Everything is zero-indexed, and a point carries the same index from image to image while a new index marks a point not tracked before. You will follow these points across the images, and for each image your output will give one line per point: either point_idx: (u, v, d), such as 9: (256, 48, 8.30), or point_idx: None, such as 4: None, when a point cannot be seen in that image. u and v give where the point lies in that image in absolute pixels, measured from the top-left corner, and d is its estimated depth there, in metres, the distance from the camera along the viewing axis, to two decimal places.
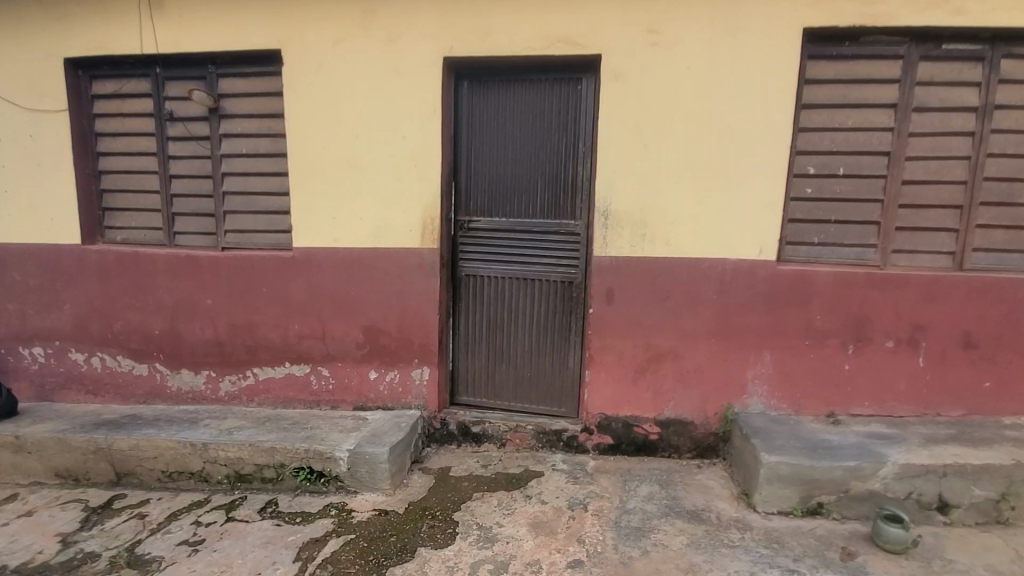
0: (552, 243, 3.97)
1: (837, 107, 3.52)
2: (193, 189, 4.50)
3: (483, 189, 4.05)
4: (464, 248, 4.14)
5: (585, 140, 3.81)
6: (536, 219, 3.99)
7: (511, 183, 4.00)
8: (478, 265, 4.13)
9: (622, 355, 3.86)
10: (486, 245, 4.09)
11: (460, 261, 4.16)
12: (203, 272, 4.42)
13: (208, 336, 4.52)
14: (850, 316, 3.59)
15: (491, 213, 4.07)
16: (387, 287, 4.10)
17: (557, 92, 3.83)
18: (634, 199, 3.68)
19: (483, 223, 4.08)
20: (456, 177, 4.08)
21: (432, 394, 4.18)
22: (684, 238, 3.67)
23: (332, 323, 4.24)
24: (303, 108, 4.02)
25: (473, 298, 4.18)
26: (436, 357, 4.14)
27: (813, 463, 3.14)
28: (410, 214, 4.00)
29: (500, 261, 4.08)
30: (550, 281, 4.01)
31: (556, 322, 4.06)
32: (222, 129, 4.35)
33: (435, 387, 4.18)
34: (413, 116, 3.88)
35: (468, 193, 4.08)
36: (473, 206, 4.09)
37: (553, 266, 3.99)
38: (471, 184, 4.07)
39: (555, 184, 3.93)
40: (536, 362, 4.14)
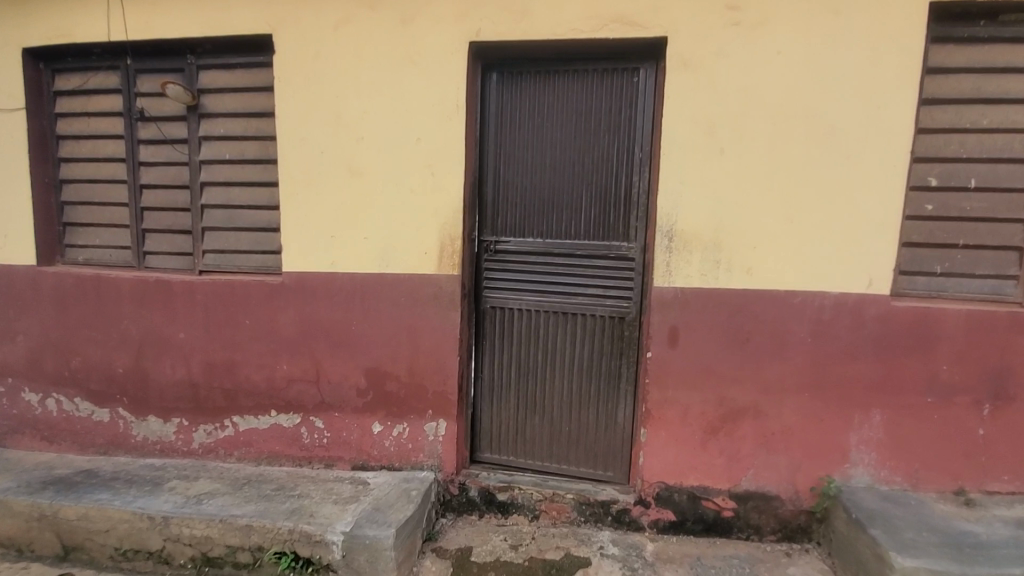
0: (600, 269, 3.22)
1: (967, 103, 2.79)
2: (167, 201, 3.79)
3: (513, 203, 3.32)
4: (490, 275, 3.40)
5: (642, 144, 3.09)
6: (579, 240, 3.25)
7: (548, 197, 3.27)
8: (507, 297, 3.38)
9: (688, 411, 3.07)
10: (517, 272, 3.35)
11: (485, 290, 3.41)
12: (176, 301, 3.69)
13: (181, 377, 3.77)
14: (986, 368, 2.81)
15: (524, 233, 3.33)
16: (395, 322, 3.35)
17: (607, 85, 3.12)
18: (706, 217, 2.94)
19: (513, 244, 3.34)
20: (480, 189, 3.35)
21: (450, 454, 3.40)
22: (770, 266, 2.92)
23: (327, 364, 3.48)
24: (297, 105, 3.33)
25: (500, 336, 3.43)
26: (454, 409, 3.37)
27: (964, 570, 2.34)
28: (426, 233, 3.26)
29: (534, 292, 3.33)
30: (596, 317, 3.26)
31: (603, 368, 3.29)
32: (201, 131, 3.65)
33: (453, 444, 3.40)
34: (431, 114, 3.17)
35: (496, 206, 3.35)
36: (502, 224, 3.35)
37: (600, 299, 3.25)
38: (499, 197, 3.34)
39: (604, 198, 3.19)
40: (578, 415, 3.37)
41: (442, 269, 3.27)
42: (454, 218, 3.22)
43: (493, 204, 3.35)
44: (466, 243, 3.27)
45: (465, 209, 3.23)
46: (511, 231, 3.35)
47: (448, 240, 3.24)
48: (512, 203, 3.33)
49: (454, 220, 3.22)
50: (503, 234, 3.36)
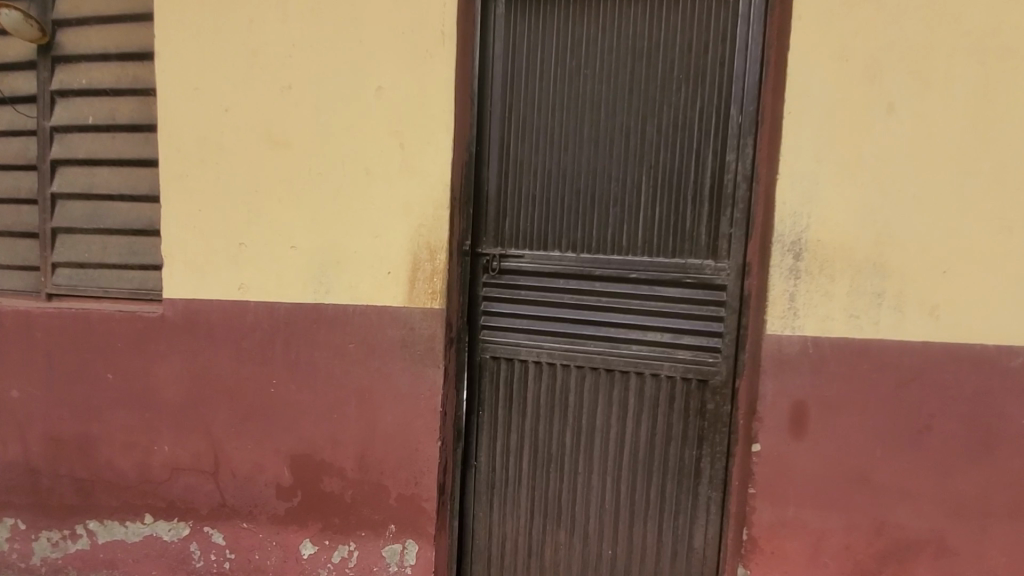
0: (668, 302, 2.01)
1: None
2: (7, 189, 2.52)
3: (530, 196, 2.10)
4: (491, 309, 2.15)
5: (743, 102, 1.90)
6: (636, 255, 2.03)
7: (587, 187, 2.06)
8: (519, 344, 2.14)
9: (822, 543, 1.86)
10: (535, 304, 2.12)
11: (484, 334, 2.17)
12: (7, 341, 2.39)
13: (14, 458, 2.45)
14: None
15: (546, 243, 2.10)
16: (337, 383, 2.07)
17: (685, 9, 1.94)
18: (860, 220, 1.76)
19: (530, 261, 2.11)
20: (477, 173, 2.12)
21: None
22: (969, 306, 1.72)
23: (230, 447, 2.18)
24: (190, 38, 2.10)
25: (507, 404, 2.18)
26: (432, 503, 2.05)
27: None
28: (387, 239, 2.00)
29: (562, 335, 2.10)
30: (659, 380, 2.04)
31: (672, 461, 2.06)
32: (57, 84, 2.41)
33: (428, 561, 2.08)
34: (400, 47, 1.94)
35: (504, 202, 2.12)
36: (512, 229, 2.13)
37: (667, 350, 2.02)
38: (508, 187, 2.11)
39: (677, 188, 1.99)
40: (629, 534, 2.12)
41: (415, 299, 2.00)
42: (436, 217, 1.96)
43: (498, 198, 2.13)
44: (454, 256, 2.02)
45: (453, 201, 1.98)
46: (526, 241, 2.12)
47: (426, 255, 1.98)
48: (528, 197, 2.10)
49: (436, 220, 1.96)
50: (514, 244, 2.13)
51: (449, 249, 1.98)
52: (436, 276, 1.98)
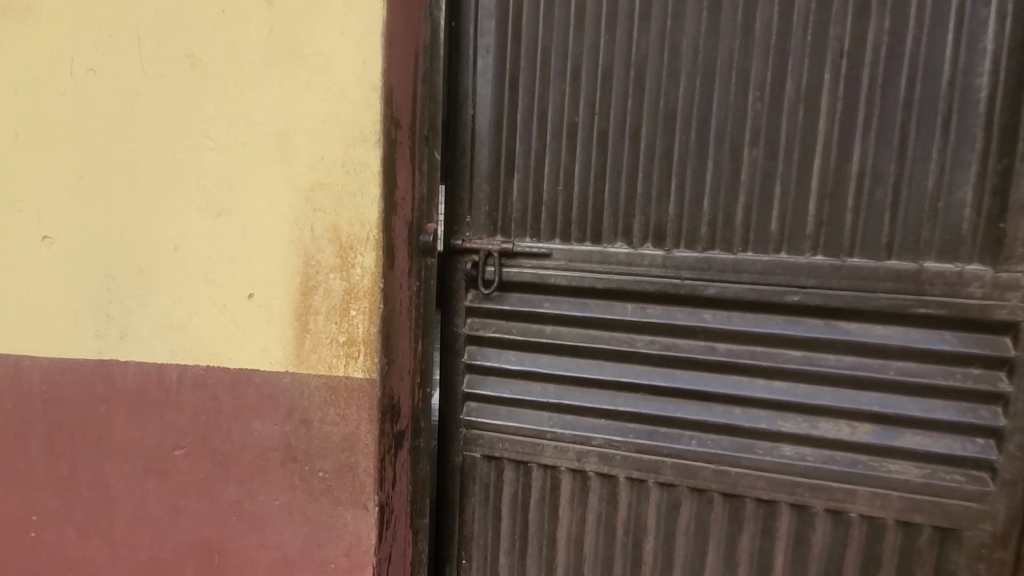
0: (871, 358, 0.92)
1: None
2: None
3: (563, 128, 0.98)
4: (485, 366, 1.06)
5: None
6: (801, 255, 0.92)
7: (690, 105, 0.93)
8: (541, 434, 1.06)
9: None
10: (575, 357, 1.03)
11: (472, 414, 1.09)
12: None
13: None
14: None
15: (595, 228, 0.99)
16: (154, 530, 0.97)
17: None
18: None
19: (564, 267, 1.01)
20: (452, 83, 1.01)
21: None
22: None
23: None
24: None
25: (513, 552, 1.09)
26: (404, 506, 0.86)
27: None
28: (240, 221, 0.87)
29: (634, 420, 1.02)
30: (843, 523, 0.95)
31: None
32: None
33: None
34: None
35: (510, 144, 1.00)
36: (526, 202, 1.01)
37: (863, 459, 0.94)
38: (518, 112, 1.00)
39: (904, 101, 0.87)
40: None
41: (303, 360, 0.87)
42: (347, 165, 0.82)
43: (497, 136, 1.01)
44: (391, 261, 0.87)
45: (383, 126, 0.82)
46: (555, 226, 1.01)
47: (330, 254, 0.84)
48: (561, 131, 0.99)
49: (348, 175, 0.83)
50: (529, 231, 1.02)
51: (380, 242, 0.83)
52: (352, 307, 0.84)
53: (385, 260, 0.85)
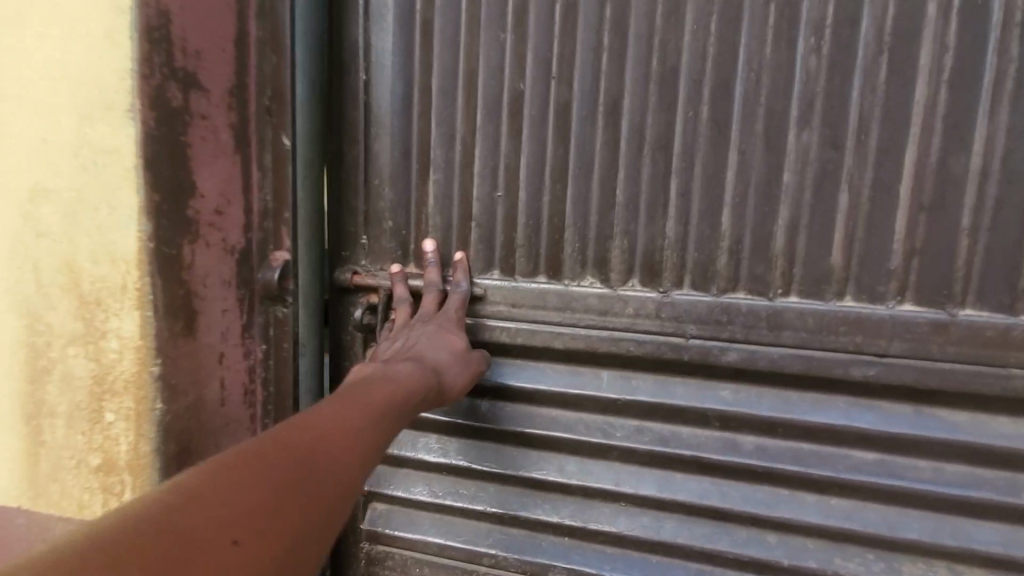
0: (990, 471, 0.57)
1: None
2: None
3: (503, 101, 0.63)
4: (395, 455, 0.73)
5: None
6: (878, 305, 0.57)
7: (702, 61, 0.58)
8: (475, 557, 0.72)
9: None
10: (525, 447, 0.69)
11: (377, 524, 0.75)
12: None
13: None
14: None
15: (553, 256, 0.65)
16: None
17: None
18: None
19: (504, 314, 0.66)
20: (334, 33, 0.66)
21: (411, 370, 0.58)
22: None
23: None
24: None
25: None
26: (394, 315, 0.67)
27: None
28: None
29: (612, 543, 0.68)
30: None
31: None
32: None
33: (455, 325, 0.64)
34: None
35: (423, 126, 0.65)
36: (448, 215, 0.67)
37: None
38: (433, 77, 0.64)
39: None
40: None
41: (40, 486, 0.70)
42: (86, 162, 0.61)
43: (404, 114, 0.66)
44: (190, 313, 0.64)
45: (149, 113, 0.59)
46: (492, 253, 0.66)
47: (69, 317, 0.65)
48: (500, 106, 0.63)
49: (87, 174, 0.61)
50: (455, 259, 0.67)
51: (154, 288, 0.62)
52: (104, 402, 0.65)
53: (165, 318, 0.63)
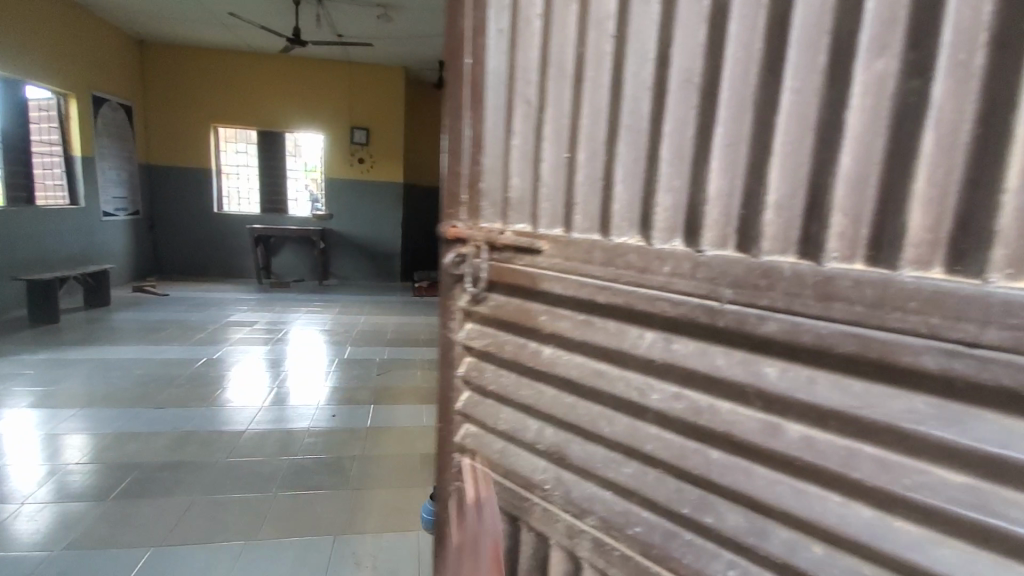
0: None
1: None
2: None
3: (568, 66, 0.68)
4: (478, 386, 0.82)
5: None
6: (974, 280, 0.44)
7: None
8: (531, 484, 0.75)
9: None
10: (573, 396, 0.70)
11: (466, 441, 0.85)
12: None
13: None
14: None
15: (604, 214, 0.66)
16: None
17: None
18: None
19: (558, 267, 0.69)
20: (452, 30, 0.81)
21: None
22: None
23: None
24: None
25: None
26: (478, 275, 0.78)
27: None
28: None
29: (645, 508, 0.64)
30: None
31: None
32: None
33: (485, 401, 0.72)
34: None
35: (509, 100, 0.74)
36: (524, 177, 0.74)
37: None
38: (522, 52, 0.72)
39: None
40: None
41: None
42: None
43: (501, 91, 0.75)
44: None
45: None
46: (556, 211, 0.71)
47: None
48: (565, 75, 0.69)
49: None
50: (523, 217, 0.75)
51: None
52: None
53: None
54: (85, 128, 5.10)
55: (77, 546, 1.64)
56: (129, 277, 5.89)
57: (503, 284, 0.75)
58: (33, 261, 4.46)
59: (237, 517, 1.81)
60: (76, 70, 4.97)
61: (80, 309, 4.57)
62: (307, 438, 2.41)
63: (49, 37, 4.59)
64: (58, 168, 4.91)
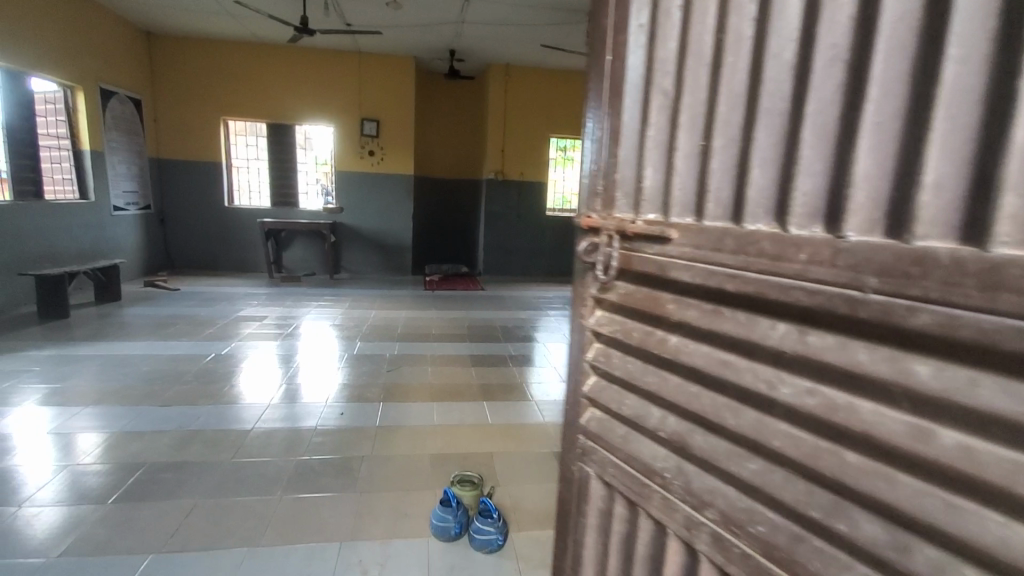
0: None
1: None
2: None
3: (709, 56, 0.69)
4: (605, 371, 0.84)
5: None
6: None
7: None
8: (651, 471, 0.76)
9: None
10: (700, 388, 0.67)
11: (590, 424, 0.88)
12: None
13: None
14: None
15: (737, 202, 0.65)
16: None
17: None
18: None
19: (688, 255, 0.67)
20: (595, 36, 0.86)
21: None
22: None
23: None
24: None
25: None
26: (609, 264, 0.79)
27: None
28: None
29: (772, 508, 0.59)
30: None
31: None
32: None
33: None
34: None
35: (646, 95, 0.77)
36: (658, 169, 0.76)
37: None
38: (660, 48, 0.75)
39: None
40: None
41: None
42: None
43: (639, 86, 0.78)
44: None
45: None
46: (688, 200, 0.72)
47: None
48: (704, 61, 0.70)
49: None
50: (655, 209, 0.76)
51: None
52: None
53: None
54: (93, 122, 5.04)
55: (75, 553, 1.56)
56: (140, 272, 5.86)
57: (633, 273, 0.76)
58: (43, 256, 4.43)
59: (238, 521, 1.73)
60: (83, 63, 4.89)
61: (91, 305, 4.52)
62: (314, 438, 2.34)
63: (55, 28, 4.52)
64: (66, 163, 4.86)
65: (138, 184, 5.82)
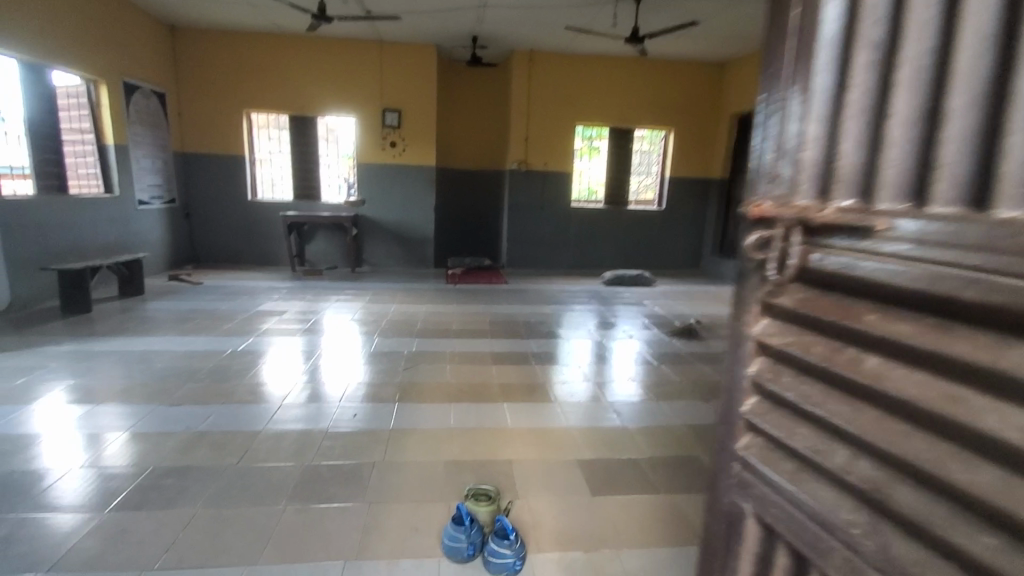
0: None
1: None
2: None
3: (934, 15, 0.60)
4: (772, 390, 0.76)
5: None
6: None
7: None
8: (834, 529, 0.66)
9: None
10: (915, 428, 0.57)
11: (752, 451, 0.81)
12: None
13: None
14: None
15: (979, 186, 0.55)
16: None
17: None
18: None
19: (906, 256, 0.58)
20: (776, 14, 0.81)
21: None
22: None
23: None
24: None
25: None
26: (785, 261, 0.74)
27: None
28: None
29: None
30: None
31: None
32: None
33: None
34: None
35: (847, 60, 0.70)
36: (857, 148, 0.69)
37: None
38: (865, 21, 0.68)
39: None
40: None
41: None
42: None
43: (835, 57, 0.71)
44: None
45: None
46: (900, 182, 0.63)
47: None
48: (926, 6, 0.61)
49: None
50: (851, 194, 0.69)
51: None
52: None
53: None
54: (117, 115, 5.02)
55: (62, 568, 1.47)
56: (165, 265, 5.87)
57: (816, 272, 0.70)
58: (66, 250, 4.44)
59: (234, 536, 1.61)
60: (105, 56, 4.86)
61: (114, 299, 4.52)
62: (323, 441, 2.23)
63: (77, 21, 4.49)
64: (89, 157, 4.86)
65: (162, 177, 5.82)
